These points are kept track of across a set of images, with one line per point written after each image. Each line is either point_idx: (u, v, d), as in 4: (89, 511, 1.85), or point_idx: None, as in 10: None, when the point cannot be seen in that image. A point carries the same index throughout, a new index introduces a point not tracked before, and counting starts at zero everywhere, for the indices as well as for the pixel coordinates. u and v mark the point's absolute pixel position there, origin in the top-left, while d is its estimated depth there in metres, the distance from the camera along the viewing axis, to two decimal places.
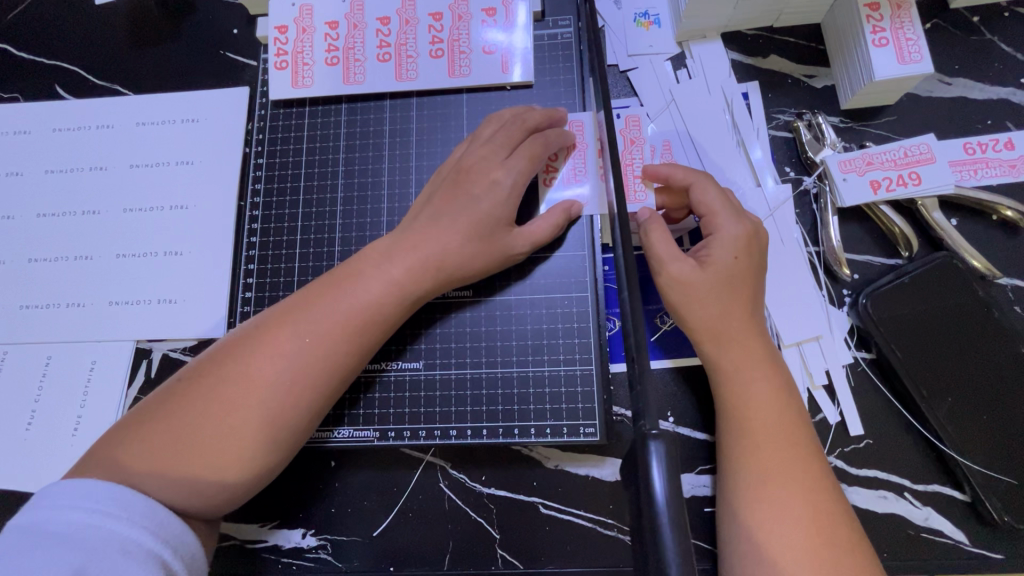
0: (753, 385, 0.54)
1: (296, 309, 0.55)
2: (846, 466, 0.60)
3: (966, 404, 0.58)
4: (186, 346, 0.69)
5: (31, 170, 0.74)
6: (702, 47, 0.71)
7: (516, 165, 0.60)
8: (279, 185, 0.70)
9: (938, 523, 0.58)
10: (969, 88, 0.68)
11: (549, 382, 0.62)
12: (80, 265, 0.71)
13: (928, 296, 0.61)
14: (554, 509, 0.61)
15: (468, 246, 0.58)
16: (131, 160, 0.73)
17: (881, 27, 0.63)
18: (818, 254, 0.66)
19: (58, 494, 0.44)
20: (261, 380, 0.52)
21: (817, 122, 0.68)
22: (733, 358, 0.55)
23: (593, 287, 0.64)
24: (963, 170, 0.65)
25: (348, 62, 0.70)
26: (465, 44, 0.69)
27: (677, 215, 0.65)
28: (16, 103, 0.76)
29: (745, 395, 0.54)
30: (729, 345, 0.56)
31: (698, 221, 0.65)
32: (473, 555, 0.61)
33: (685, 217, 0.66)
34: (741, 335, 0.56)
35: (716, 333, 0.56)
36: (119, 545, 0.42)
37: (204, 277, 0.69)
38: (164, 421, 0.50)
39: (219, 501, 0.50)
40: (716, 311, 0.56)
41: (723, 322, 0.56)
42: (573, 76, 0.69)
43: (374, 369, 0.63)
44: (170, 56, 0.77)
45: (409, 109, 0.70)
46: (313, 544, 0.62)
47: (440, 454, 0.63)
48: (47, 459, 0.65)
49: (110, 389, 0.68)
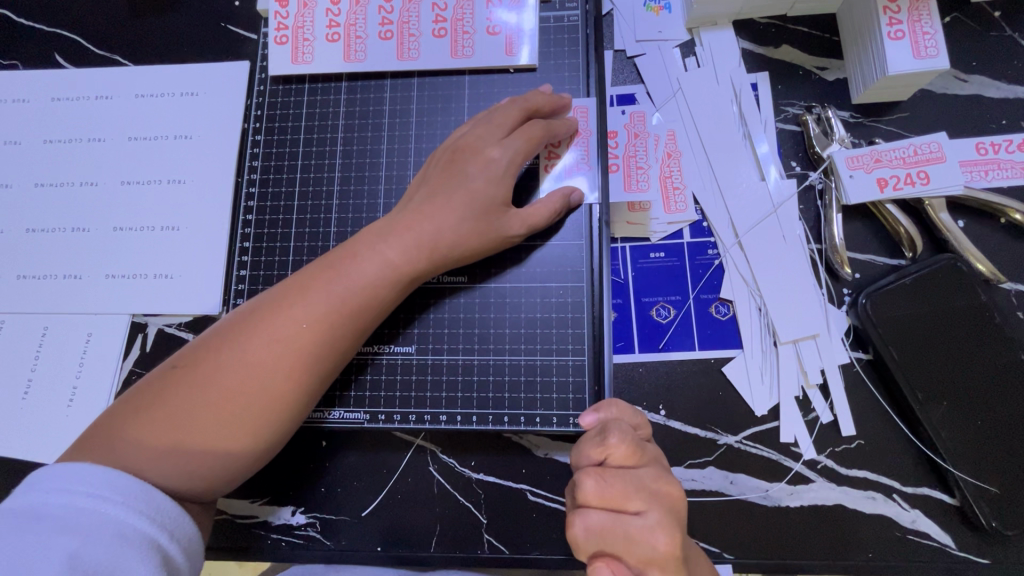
0: (641, 523, 0.43)
1: (293, 292, 0.55)
2: (836, 466, 0.60)
3: (960, 408, 0.58)
4: (183, 322, 0.69)
5: (30, 140, 0.74)
6: (713, 34, 0.70)
7: (513, 145, 0.59)
8: (277, 162, 0.69)
9: (925, 526, 0.58)
10: (985, 86, 0.66)
11: (541, 371, 0.61)
12: (77, 236, 0.71)
13: (930, 298, 0.60)
14: (542, 496, 0.61)
15: (463, 226, 0.58)
16: (129, 132, 0.73)
17: (898, 19, 0.61)
18: (821, 252, 0.64)
19: (50, 478, 0.44)
20: (258, 365, 0.52)
21: (827, 116, 0.66)
22: (644, 488, 0.44)
23: (589, 277, 0.63)
24: (973, 170, 0.64)
25: (350, 39, 0.69)
26: (469, 24, 0.67)
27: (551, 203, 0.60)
28: (15, 70, 0.76)
29: (637, 529, 0.42)
30: (655, 469, 0.45)
31: (564, 212, 0.62)
32: (459, 538, 0.61)
33: (570, 202, 0.62)
34: (665, 484, 0.45)
35: (638, 460, 0.45)
36: (115, 529, 0.42)
37: (200, 253, 0.69)
38: (162, 407, 0.50)
39: (218, 482, 0.51)
40: (647, 456, 0.46)
41: (653, 470, 0.45)
42: (579, 61, 0.67)
43: (367, 352, 0.63)
44: (171, 27, 0.76)
45: (411, 90, 0.69)
46: (303, 521, 0.63)
47: (431, 438, 0.64)
48: (42, 429, 0.66)
49: (107, 361, 0.68)
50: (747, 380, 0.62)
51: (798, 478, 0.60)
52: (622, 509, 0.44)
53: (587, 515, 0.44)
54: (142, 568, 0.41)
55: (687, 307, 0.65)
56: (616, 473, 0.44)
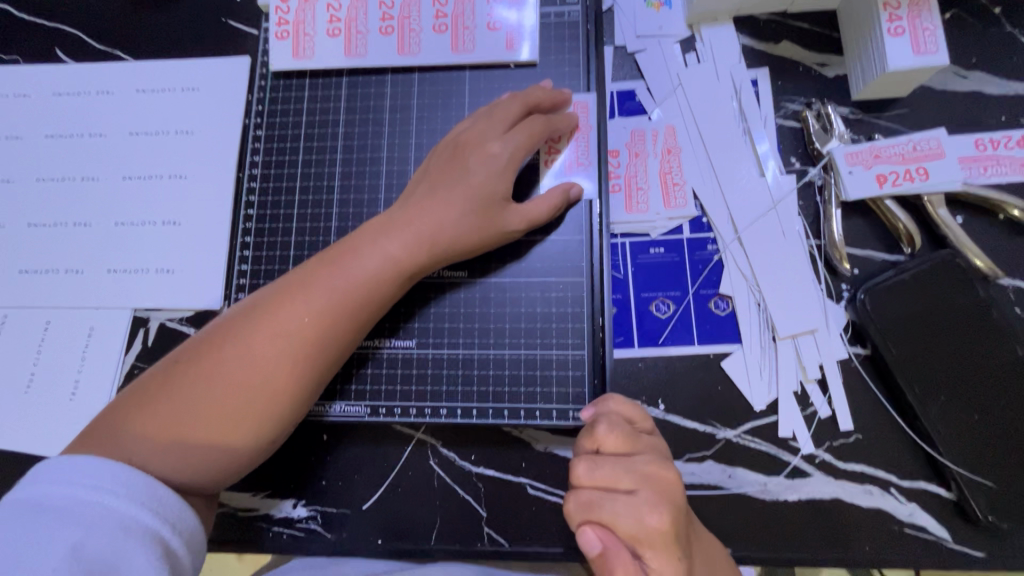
0: (629, 501, 0.43)
1: (295, 286, 0.55)
2: (834, 460, 0.60)
3: (957, 403, 0.58)
4: (185, 317, 0.69)
5: (31, 135, 0.74)
6: (713, 30, 0.70)
7: (514, 140, 0.59)
8: (278, 157, 0.69)
9: (921, 519, 0.59)
10: (985, 82, 0.66)
11: (541, 365, 0.62)
12: (78, 231, 0.71)
13: (928, 293, 0.60)
14: (541, 491, 0.62)
15: (463, 222, 0.58)
16: (131, 127, 0.73)
17: (898, 15, 0.61)
18: (819, 248, 0.65)
19: (56, 469, 0.44)
20: (260, 358, 0.52)
21: (826, 112, 0.66)
22: (636, 470, 0.45)
23: (589, 273, 0.63)
24: (971, 166, 0.64)
25: (350, 34, 0.69)
26: (470, 20, 0.67)
27: (551, 200, 0.61)
28: (16, 65, 0.76)
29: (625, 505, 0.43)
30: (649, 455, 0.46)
31: (563, 208, 0.62)
32: (459, 531, 0.62)
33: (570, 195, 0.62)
34: (660, 468, 0.45)
35: (633, 448, 0.47)
36: (118, 522, 0.42)
37: (202, 248, 0.69)
38: (166, 400, 0.50)
39: (221, 475, 0.52)
40: (643, 446, 0.48)
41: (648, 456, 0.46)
42: (579, 57, 0.68)
43: (368, 346, 0.64)
44: (172, 22, 0.76)
45: (411, 85, 0.69)
46: (304, 515, 0.63)
47: (431, 432, 0.64)
48: (44, 422, 0.66)
49: (109, 355, 0.68)
50: (745, 375, 0.62)
51: (795, 472, 0.60)
52: (613, 489, 0.45)
53: (579, 494, 0.45)
54: (144, 560, 0.41)
55: (686, 302, 0.65)
56: (610, 458, 0.46)
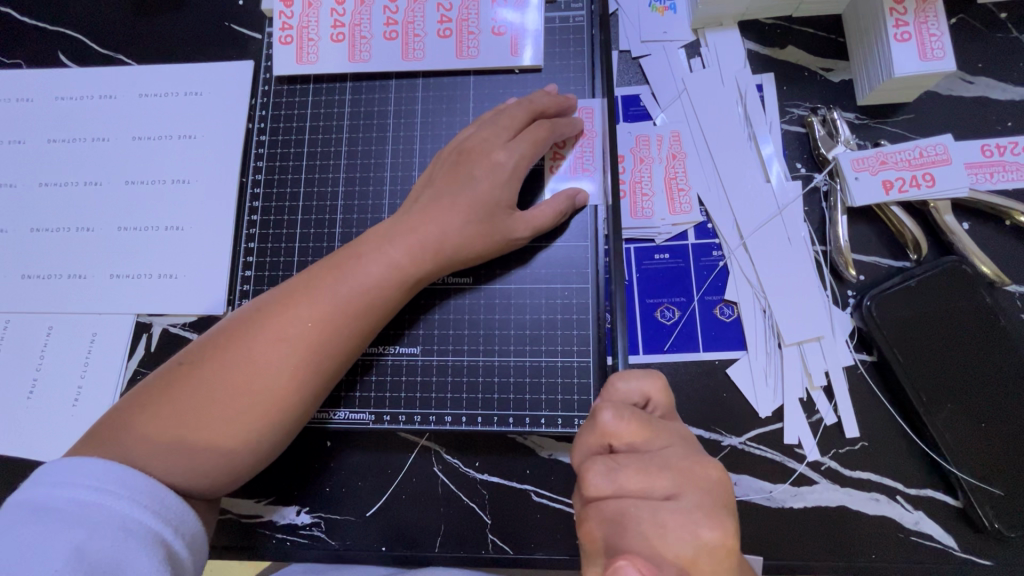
0: (670, 508, 0.40)
1: (299, 291, 0.55)
2: (840, 467, 0.60)
3: (963, 411, 0.58)
4: (186, 322, 0.69)
5: (34, 139, 0.73)
6: (718, 35, 0.70)
7: (518, 147, 0.59)
8: (281, 162, 0.69)
9: (928, 527, 0.58)
10: (991, 88, 0.66)
11: (546, 372, 0.61)
12: (81, 236, 0.71)
13: (934, 301, 0.60)
14: (546, 497, 0.62)
15: (467, 228, 0.58)
16: (133, 132, 0.73)
17: (904, 21, 0.61)
18: (825, 254, 0.64)
19: (57, 471, 0.44)
20: (263, 363, 0.52)
21: (832, 118, 0.66)
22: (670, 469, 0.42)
23: (595, 279, 0.63)
24: (978, 172, 0.64)
25: (355, 39, 0.69)
26: (474, 25, 0.67)
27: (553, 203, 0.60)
28: (19, 69, 0.76)
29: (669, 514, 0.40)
30: (678, 449, 0.43)
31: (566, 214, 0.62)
32: (464, 538, 0.62)
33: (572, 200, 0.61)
34: (696, 466, 0.42)
35: (656, 442, 0.43)
36: (120, 523, 0.42)
37: (205, 253, 0.69)
38: (169, 404, 0.50)
39: (223, 480, 0.52)
40: (663, 435, 0.44)
41: (672, 450, 0.43)
42: (584, 62, 0.67)
43: (372, 352, 0.63)
44: (175, 26, 0.75)
45: (415, 90, 0.69)
46: (308, 521, 0.63)
47: (435, 438, 0.64)
48: (46, 428, 0.66)
49: (111, 361, 0.68)
50: (751, 381, 0.62)
51: (801, 479, 0.60)
52: (648, 494, 0.41)
53: (602, 506, 0.41)
54: (146, 561, 0.41)
55: (692, 309, 0.65)
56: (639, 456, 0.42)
